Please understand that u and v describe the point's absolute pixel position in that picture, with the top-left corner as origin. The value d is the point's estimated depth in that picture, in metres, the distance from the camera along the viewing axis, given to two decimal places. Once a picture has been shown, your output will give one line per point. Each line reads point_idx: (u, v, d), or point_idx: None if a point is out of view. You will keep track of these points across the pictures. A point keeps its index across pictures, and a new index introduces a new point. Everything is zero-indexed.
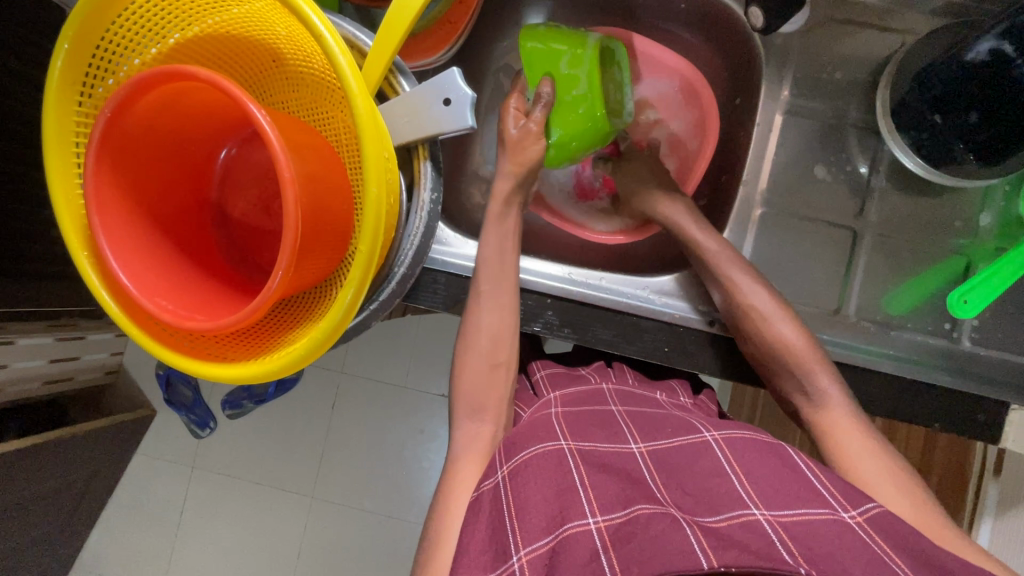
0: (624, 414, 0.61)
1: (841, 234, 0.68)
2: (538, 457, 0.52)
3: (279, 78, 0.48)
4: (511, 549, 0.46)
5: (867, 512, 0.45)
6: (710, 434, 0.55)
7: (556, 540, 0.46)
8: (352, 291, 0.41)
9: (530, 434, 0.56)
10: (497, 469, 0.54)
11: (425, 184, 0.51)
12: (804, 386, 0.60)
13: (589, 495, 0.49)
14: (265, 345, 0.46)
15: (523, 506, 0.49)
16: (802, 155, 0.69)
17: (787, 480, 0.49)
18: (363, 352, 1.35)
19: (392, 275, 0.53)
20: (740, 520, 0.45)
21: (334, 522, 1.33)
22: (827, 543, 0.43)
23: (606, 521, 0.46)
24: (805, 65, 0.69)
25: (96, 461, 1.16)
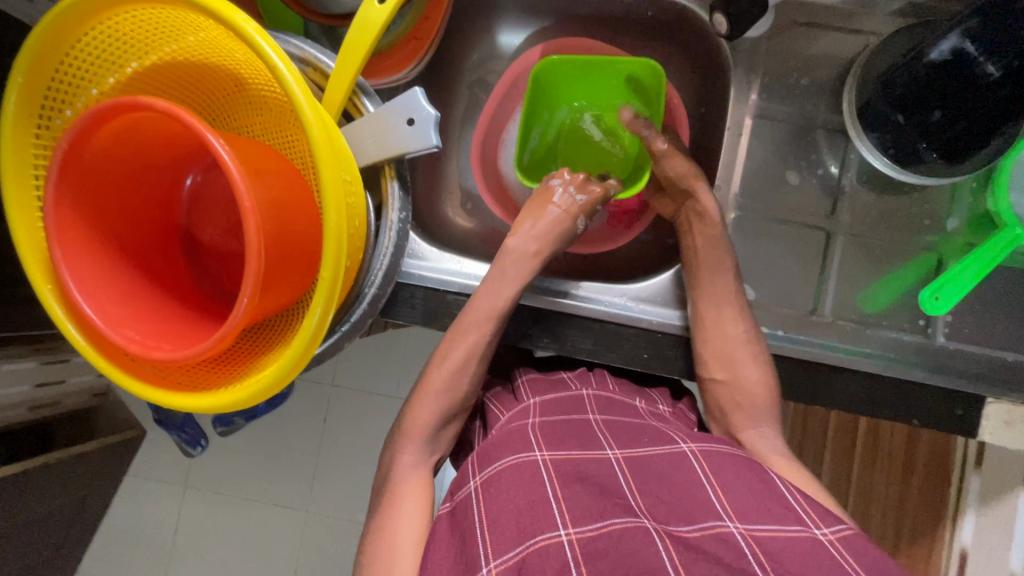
0: (602, 424, 0.60)
1: (814, 235, 0.69)
2: (510, 470, 0.52)
3: (242, 102, 0.47)
4: (481, 560, 0.46)
5: (839, 532, 0.46)
6: (687, 446, 0.56)
7: (526, 550, 0.45)
8: (316, 316, 0.40)
9: (505, 445, 0.56)
10: (471, 479, 0.55)
11: (393, 205, 0.51)
12: (753, 421, 0.62)
13: (561, 506, 0.48)
14: (235, 372, 0.45)
15: (494, 517, 0.49)
16: (773, 158, 0.70)
17: (759, 495, 0.49)
18: (352, 364, 1.34)
19: (363, 295, 0.52)
20: (714, 531, 0.46)
21: (328, 537, 1.32)
22: (795, 558, 0.43)
23: (578, 533, 0.46)
24: (772, 69, 0.70)
25: (85, 484, 1.15)
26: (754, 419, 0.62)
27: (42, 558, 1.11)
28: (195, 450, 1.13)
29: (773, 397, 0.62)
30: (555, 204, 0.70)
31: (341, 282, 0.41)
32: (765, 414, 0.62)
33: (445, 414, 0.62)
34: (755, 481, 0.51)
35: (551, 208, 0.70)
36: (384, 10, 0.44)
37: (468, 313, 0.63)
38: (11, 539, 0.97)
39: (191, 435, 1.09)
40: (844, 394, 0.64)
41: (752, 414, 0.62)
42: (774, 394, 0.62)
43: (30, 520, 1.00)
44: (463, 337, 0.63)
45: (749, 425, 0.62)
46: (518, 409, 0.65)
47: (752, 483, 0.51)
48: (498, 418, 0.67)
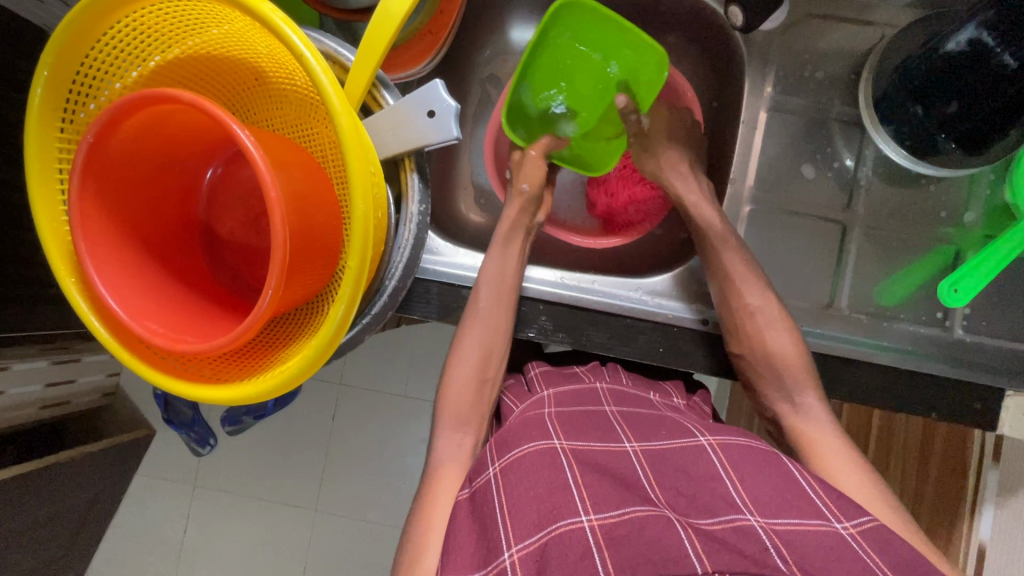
0: (618, 415, 0.61)
1: (829, 228, 0.69)
2: (530, 456, 0.52)
3: (263, 96, 0.48)
4: (503, 546, 0.46)
5: (860, 525, 0.47)
6: (706, 438, 0.55)
7: (548, 535, 0.46)
8: (341, 307, 0.40)
9: (523, 433, 0.55)
10: (490, 465, 0.54)
11: (412, 197, 0.51)
12: (786, 393, 0.61)
13: (583, 492, 0.48)
14: (257, 364, 0.46)
15: (512, 509, 0.49)
16: (788, 151, 0.70)
17: (781, 488, 0.49)
18: (361, 362, 1.34)
19: (383, 288, 0.52)
20: (735, 524, 0.46)
21: (337, 534, 1.33)
22: (817, 552, 0.44)
23: (599, 519, 0.46)
24: (787, 62, 0.69)
25: (96, 482, 1.16)
26: (786, 391, 0.61)
27: (54, 556, 1.11)
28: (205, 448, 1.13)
29: (805, 368, 0.61)
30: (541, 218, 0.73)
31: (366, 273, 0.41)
32: (797, 384, 0.60)
33: (462, 411, 0.62)
34: (775, 475, 0.50)
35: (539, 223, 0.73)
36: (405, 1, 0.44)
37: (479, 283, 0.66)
38: (25, 536, 0.97)
39: (201, 433, 1.10)
40: (861, 386, 0.64)
41: (782, 386, 0.61)
42: (806, 365, 0.61)
43: (43, 518, 1.00)
44: (477, 307, 0.64)
45: (781, 398, 0.61)
46: (533, 399, 0.64)
47: (772, 476, 0.50)
48: (512, 408, 0.66)
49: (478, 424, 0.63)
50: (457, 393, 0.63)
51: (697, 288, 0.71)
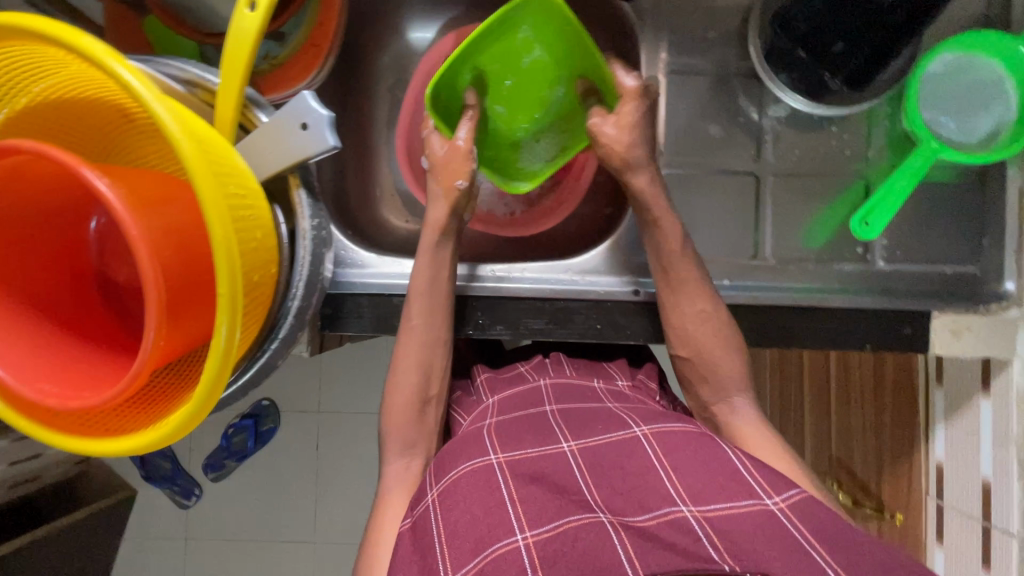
0: (557, 413, 0.60)
1: (745, 180, 0.70)
2: (466, 477, 0.52)
3: (132, 134, 0.46)
4: (441, 569, 0.47)
5: (790, 498, 0.47)
6: (640, 429, 0.55)
7: (484, 560, 0.47)
8: (223, 325, 0.37)
9: (461, 451, 0.56)
10: (429, 492, 0.54)
11: (302, 212, 0.49)
12: (722, 393, 0.60)
13: (518, 510, 0.49)
14: (162, 408, 0.44)
15: (452, 530, 0.49)
16: (694, 113, 0.70)
17: (712, 473, 0.50)
18: (335, 386, 1.36)
19: (288, 310, 0.50)
20: (669, 518, 0.47)
21: (338, 559, 1.36)
22: (748, 534, 0.45)
23: (535, 535, 0.47)
24: (677, 26, 0.70)
25: (79, 553, 1.17)
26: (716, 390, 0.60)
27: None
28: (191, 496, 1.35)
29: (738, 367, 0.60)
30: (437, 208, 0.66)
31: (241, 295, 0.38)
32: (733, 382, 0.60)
33: (403, 439, 0.61)
34: (709, 460, 0.51)
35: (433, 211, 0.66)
36: (256, 16, 0.43)
37: (412, 296, 0.64)
38: None
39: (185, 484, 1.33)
40: (793, 333, 0.65)
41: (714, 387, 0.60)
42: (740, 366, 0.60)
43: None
44: (409, 327, 0.63)
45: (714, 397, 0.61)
46: (478, 411, 0.64)
47: (705, 459, 0.51)
48: (461, 422, 0.67)
49: (426, 446, 0.62)
50: (399, 413, 0.62)
51: (632, 257, 0.70)
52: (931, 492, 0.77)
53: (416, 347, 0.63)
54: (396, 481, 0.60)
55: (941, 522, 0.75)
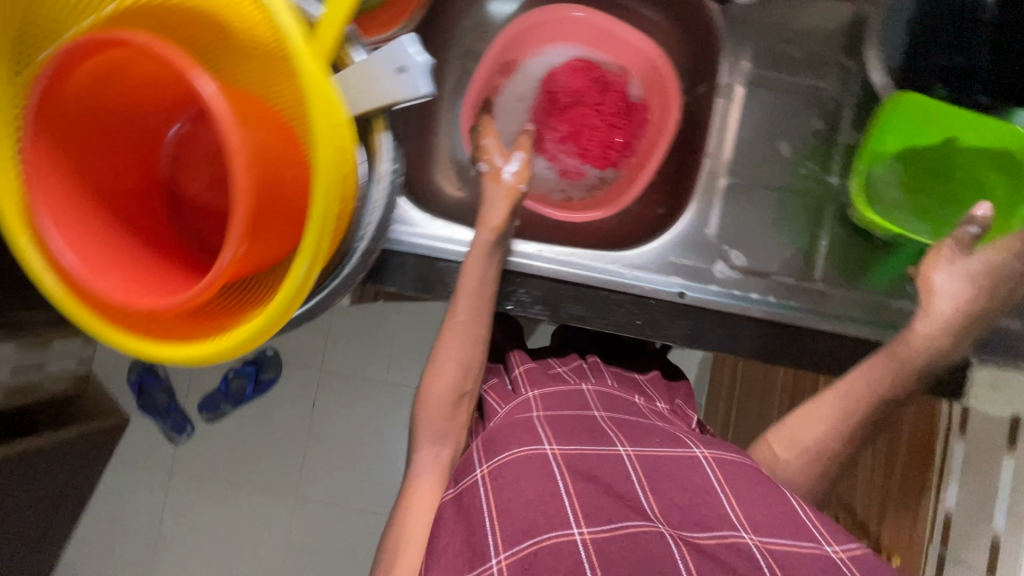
0: (607, 419, 0.60)
1: (807, 201, 0.69)
2: (524, 462, 0.53)
3: (227, 51, 0.46)
4: (491, 553, 0.48)
5: (850, 549, 0.48)
6: (700, 452, 0.56)
7: (536, 545, 0.48)
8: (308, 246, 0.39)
9: (513, 436, 0.56)
10: (476, 467, 0.55)
11: (383, 155, 0.48)
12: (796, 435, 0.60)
13: (574, 504, 0.50)
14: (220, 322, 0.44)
15: (506, 513, 0.50)
16: (767, 128, 0.69)
17: (772, 506, 0.51)
18: (342, 348, 1.37)
19: (354, 250, 0.50)
20: (729, 541, 0.48)
21: (318, 519, 1.36)
22: (803, 567, 0.47)
23: (591, 532, 0.48)
24: (764, 38, 0.69)
25: (67, 470, 1.20)
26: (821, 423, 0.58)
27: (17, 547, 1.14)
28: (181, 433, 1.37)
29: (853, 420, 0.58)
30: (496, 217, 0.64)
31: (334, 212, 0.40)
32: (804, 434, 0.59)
33: (436, 420, 0.61)
34: (767, 493, 0.52)
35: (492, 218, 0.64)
36: None
37: (456, 297, 0.64)
38: None
39: (176, 420, 1.36)
40: (830, 361, 0.65)
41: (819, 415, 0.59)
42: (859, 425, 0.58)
43: (10, 508, 1.04)
44: (455, 323, 0.63)
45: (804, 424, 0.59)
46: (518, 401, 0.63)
47: (767, 496, 0.52)
48: (496, 410, 0.66)
49: (457, 437, 0.63)
50: (433, 406, 0.62)
51: (682, 258, 0.69)
52: (933, 541, 0.77)
53: (461, 321, 0.64)
54: (424, 469, 0.61)
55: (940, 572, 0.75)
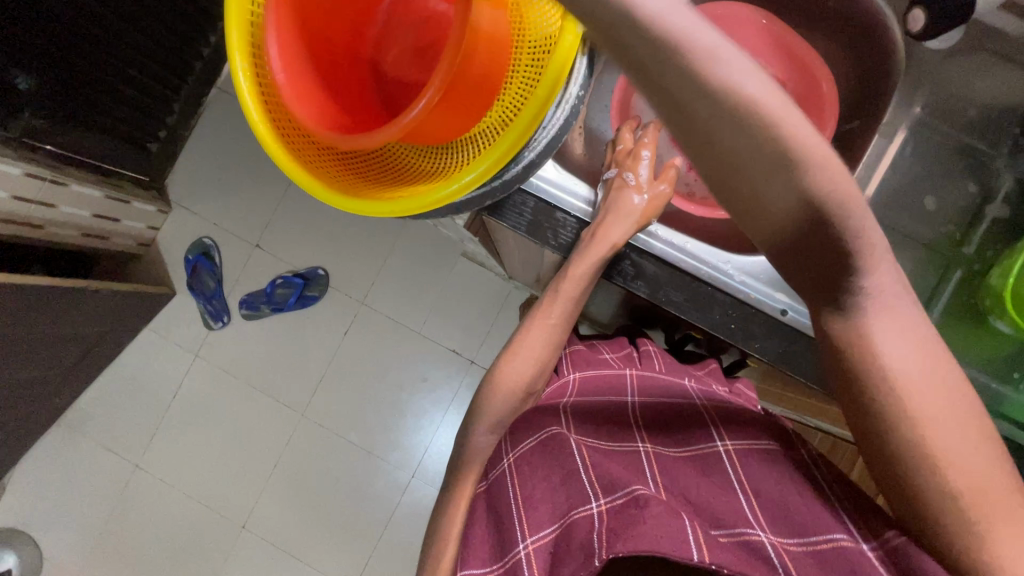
0: (637, 406, 0.67)
1: (932, 262, 0.67)
2: (540, 449, 0.58)
3: None
4: (518, 537, 0.52)
5: (887, 545, 0.47)
6: (722, 445, 0.59)
7: (562, 525, 0.51)
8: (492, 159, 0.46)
9: (533, 424, 0.63)
10: (504, 458, 0.61)
11: (575, 79, 0.49)
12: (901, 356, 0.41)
13: (592, 481, 0.53)
14: (366, 186, 0.52)
15: (529, 497, 0.54)
16: (912, 179, 0.68)
17: (789, 509, 0.52)
18: (389, 287, 1.40)
19: (521, 157, 0.51)
20: (745, 538, 0.49)
21: (318, 440, 1.40)
22: (832, 570, 0.46)
23: (607, 504, 0.50)
24: (942, 90, 0.67)
25: (108, 319, 1.25)
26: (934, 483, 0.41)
27: (52, 373, 1.21)
28: (217, 320, 1.41)
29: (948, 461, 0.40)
30: (609, 226, 0.67)
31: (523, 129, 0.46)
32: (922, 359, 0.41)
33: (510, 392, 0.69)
34: (789, 494, 0.54)
35: (607, 228, 0.67)
36: None
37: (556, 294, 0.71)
38: (29, 342, 1.05)
39: (216, 307, 1.41)
40: None
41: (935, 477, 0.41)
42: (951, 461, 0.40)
43: (50, 332, 1.08)
44: (546, 322, 0.72)
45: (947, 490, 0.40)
46: (559, 383, 0.71)
47: (790, 499, 0.53)
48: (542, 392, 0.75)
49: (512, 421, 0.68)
50: (503, 397, 0.68)
51: None
52: None
53: (572, 281, 0.69)
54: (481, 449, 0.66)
55: None
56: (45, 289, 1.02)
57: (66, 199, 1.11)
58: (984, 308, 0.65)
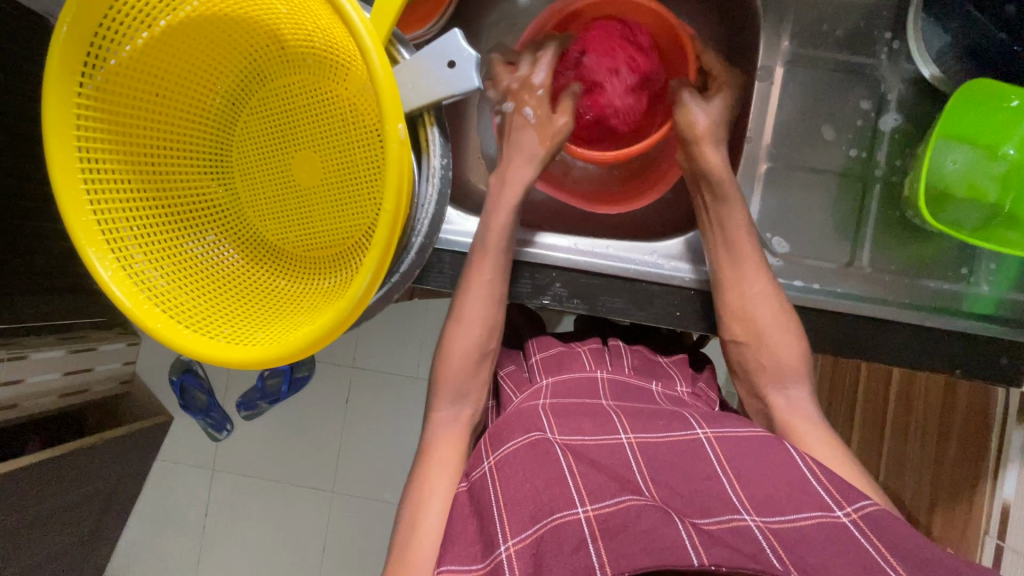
0: (616, 407, 0.58)
1: (851, 184, 0.66)
2: (523, 449, 0.52)
3: (281, 60, 0.48)
4: (499, 539, 0.47)
5: (862, 509, 0.46)
6: (703, 431, 0.54)
7: (542, 529, 0.46)
8: (368, 273, 0.40)
9: (515, 426, 0.55)
10: (485, 460, 0.54)
11: (434, 151, 0.49)
12: (780, 383, 0.58)
13: (578, 483, 0.48)
14: (260, 332, 0.45)
15: (512, 497, 0.49)
16: (805, 110, 0.67)
17: (778, 482, 0.49)
18: (371, 346, 1.39)
19: (410, 245, 0.52)
20: (732, 524, 0.46)
21: (354, 515, 1.39)
22: (816, 551, 0.44)
23: (596, 509, 0.46)
24: (804, 14, 0.66)
25: (119, 467, 1.23)
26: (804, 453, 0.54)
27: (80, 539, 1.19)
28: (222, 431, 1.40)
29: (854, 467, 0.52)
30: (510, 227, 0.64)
31: (400, 220, 0.40)
32: (792, 373, 0.58)
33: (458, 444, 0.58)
34: (768, 465, 0.50)
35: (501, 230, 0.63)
36: None
37: (458, 321, 0.62)
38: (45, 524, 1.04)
39: (217, 419, 1.40)
40: (878, 348, 0.62)
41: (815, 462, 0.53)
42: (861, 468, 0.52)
43: (63, 507, 1.07)
44: (457, 341, 0.62)
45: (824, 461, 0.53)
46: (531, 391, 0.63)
47: (771, 472, 0.50)
48: (512, 399, 0.66)
49: (482, 382, 0.62)
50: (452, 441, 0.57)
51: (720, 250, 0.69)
52: (990, 531, 0.73)
53: (478, 299, 0.62)
54: (444, 429, 0.60)
55: (998, 564, 0.71)
56: (40, 464, 0.99)
57: (30, 369, 1.02)
58: (911, 215, 0.64)
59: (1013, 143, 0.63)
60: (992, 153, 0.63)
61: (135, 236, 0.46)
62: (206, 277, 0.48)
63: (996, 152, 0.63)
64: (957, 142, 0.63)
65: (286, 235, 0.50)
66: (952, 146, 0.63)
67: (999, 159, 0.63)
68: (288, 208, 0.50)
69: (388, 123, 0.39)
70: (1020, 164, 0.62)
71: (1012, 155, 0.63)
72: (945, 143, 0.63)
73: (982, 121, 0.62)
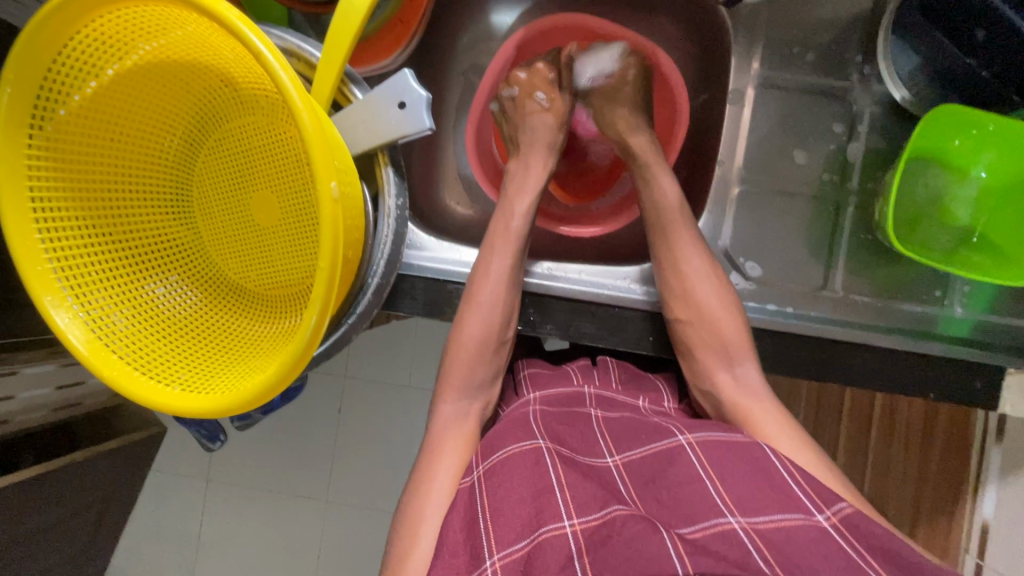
0: (602, 420, 0.58)
1: (824, 206, 0.66)
2: (513, 457, 0.51)
3: (233, 100, 0.48)
4: (485, 553, 0.46)
5: (841, 511, 0.45)
6: (684, 438, 0.53)
7: (533, 542, 0.45)
8: (314, 316, 0.40)
9: (507, 434, 0.55)
10: (474, 469, 0.54)
11: (389, 191, 0.52)
12: (728, 363, 0.59)
13: (566, 495, 0.48)
14: (216, 376, 0.45)
15: (498, 509, 0.48)
16: (779, 133, 0.67)
17: (760, 483, 0.47)
18: (363, 358, 1.39)
19: (367, 286, 0.54)
20: (715, 530, 0.45)
21: (345, 527, 1.39)
22: (800, 550, 0.43)
23: (582, 523, 0.45)
24: (775, 37, 0.66)
25: (112, 481, 1.22)
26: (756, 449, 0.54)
27: (75, 552, 1.19)
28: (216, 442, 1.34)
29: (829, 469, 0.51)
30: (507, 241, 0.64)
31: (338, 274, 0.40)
32: (738, 351, 0.59)
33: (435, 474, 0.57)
34: (748, 467, 0.49)
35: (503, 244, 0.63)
36: None
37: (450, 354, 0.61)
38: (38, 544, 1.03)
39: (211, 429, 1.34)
40: (854, 373, 0.62)
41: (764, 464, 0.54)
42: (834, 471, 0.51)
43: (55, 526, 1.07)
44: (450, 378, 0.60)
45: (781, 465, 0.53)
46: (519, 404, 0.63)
47: (749, 473, 0.49)
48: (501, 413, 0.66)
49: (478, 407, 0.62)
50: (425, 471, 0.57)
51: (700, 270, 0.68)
52: (969, 550, 0.72)
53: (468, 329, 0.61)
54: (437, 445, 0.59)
55: None
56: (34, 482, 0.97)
57: (22, 385, 0.96)
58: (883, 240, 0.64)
59: (983, 167, 0.63)
60: (961, 176, 0.64)
61: (94, 281, 0.46)
62: (165, 320, 0.48)
63: (967, 175, 0.64)
64: (926, 164, 0.64)
65: (246, 275, 0.51)
66: (920, 167, 0.64)
67: (970, 182, 0.64)
68: (246, 248, 0.50)
69: (320, 181, 0.39)
70: (989, 187, 0.63)
71: (982, 178, 0.63)
72: (915, 165, 0.64)
73: (953, 145, 0.62)
